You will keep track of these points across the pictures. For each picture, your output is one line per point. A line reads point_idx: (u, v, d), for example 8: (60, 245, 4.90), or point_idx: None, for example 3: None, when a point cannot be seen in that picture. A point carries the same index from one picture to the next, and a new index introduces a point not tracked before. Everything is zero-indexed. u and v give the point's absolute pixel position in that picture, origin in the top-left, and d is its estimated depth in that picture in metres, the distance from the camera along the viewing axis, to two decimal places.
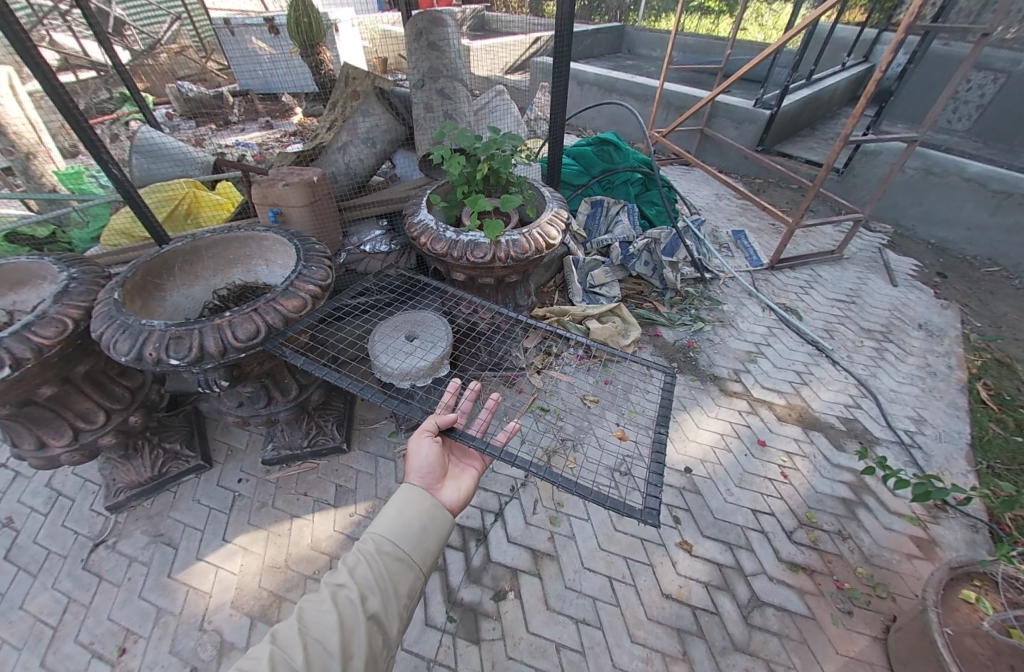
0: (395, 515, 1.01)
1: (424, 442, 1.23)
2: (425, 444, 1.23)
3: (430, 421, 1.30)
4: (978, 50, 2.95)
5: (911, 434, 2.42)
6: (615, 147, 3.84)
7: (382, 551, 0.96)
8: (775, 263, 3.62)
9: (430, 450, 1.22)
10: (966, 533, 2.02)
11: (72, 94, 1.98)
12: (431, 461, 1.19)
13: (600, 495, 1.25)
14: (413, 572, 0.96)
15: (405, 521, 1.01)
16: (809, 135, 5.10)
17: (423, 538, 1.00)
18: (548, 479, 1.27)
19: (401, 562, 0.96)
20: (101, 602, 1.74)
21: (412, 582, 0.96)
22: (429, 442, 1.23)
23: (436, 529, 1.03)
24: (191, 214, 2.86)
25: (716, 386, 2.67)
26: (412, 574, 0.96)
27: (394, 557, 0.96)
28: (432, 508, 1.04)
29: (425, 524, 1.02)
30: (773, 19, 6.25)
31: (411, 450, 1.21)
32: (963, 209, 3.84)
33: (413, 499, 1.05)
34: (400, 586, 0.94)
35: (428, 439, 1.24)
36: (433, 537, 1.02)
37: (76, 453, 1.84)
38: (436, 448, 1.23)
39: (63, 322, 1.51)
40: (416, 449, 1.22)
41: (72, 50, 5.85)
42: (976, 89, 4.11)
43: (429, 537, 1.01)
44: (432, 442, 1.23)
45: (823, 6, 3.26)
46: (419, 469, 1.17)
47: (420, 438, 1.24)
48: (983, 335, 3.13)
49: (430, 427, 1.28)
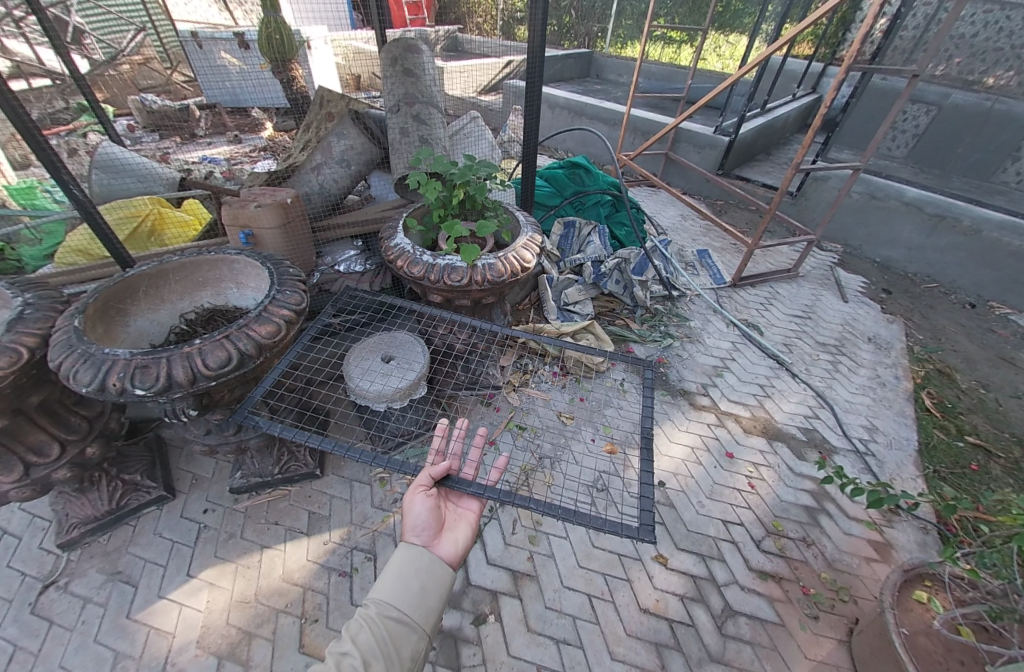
0: (395, 577, 1.07)
1: (418, 500, 1.26)
2: (417, 503, 1.26)
3: (425, 476, 1.35)
4: (910, 89, 3.24)
5: (864, 441, 2.58)
6: (585, 171, 3.99)
7: (384, 615, 1.00)
8: (737, 282, 3.82)
9: (425, 506, 1.25)
10: (917, 535, 2.16)
11: (26, 106, 1.89)
12: (426, 516, 1.23)
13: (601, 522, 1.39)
14: (415, 633, 1.00)
15: (404, 581, 1.06)
16: (765, 160, 5.45)
17: (424, 597, 1.06)
18: (550, 511, 1.41)
19: (403, 624, 1.00)
20: (51, 650, 1.62)
21: (415, 644, 0.99)
22: (423, 498, 1.27)
23: (435, 587, 1.09)
24: (155, 233, 2.76)
25: (686, 401, 2.77)
26: (415, 635, 1.00)
27: (397, 620, 1.00)
28: (430, 564, 1.11)
29: (425, 582, 1.08)
30: (729, 50, 6.63)
31: (407, 506, 1.25)
32: (903, 230, 4.17)
33: (411, 560, 1.11)
34: (403, 649, 0.97)
35: (420, 496, 1.27)
36: (433, 595, 1.07)
37: (27, 489, 1.73)
38: (430, 503, 1.27)
39: (17, 351, 1.43)
40: (410, 507, 1.25)
41: (24, 57, 5.60)
42: (911, 121, 4.46)
43: (428, 596, 1.06)
44: (424, 499, 1.27)
45: (776, 44, 3.42)
46: (415, 526, 1.20)
47: (415, 494, 1.28)
48: (926, 347, 3.39)
49: (426, 481, 1.32)
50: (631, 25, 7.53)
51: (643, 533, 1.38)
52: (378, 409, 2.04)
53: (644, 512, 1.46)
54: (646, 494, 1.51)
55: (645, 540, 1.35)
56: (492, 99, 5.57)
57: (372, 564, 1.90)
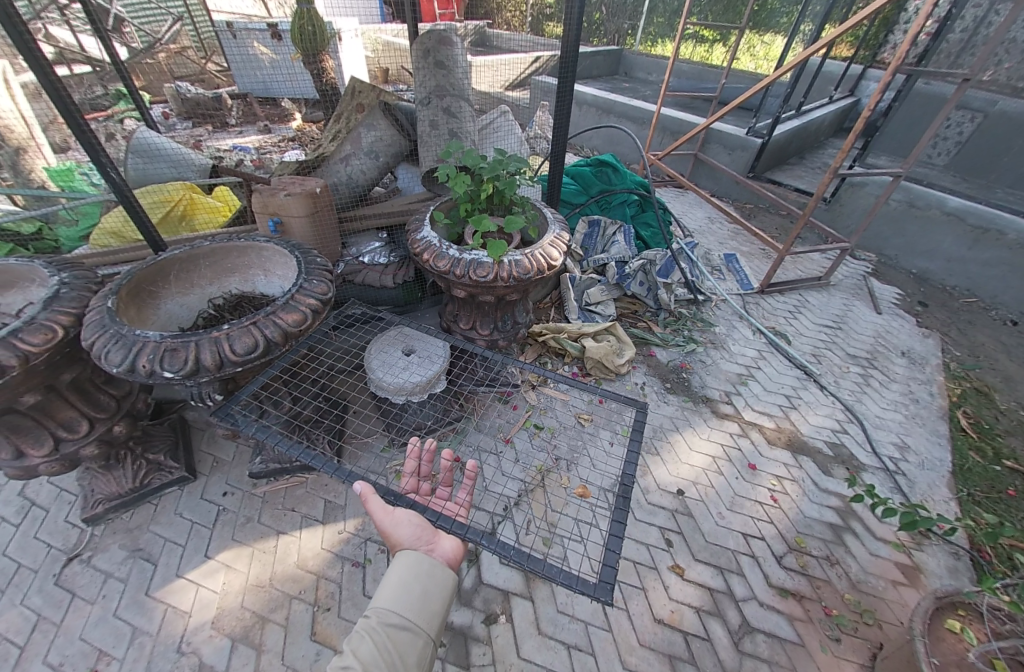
0: (397, 584, 1.06)
1: (400, 515, 1.22)
2: (400, 514, 1.22)
3: (374, 501, 1.20)
4: (960, 94, 3.03)
5: (895, 460, 2.48)
6: (613, 169, 3.93)
7: (385, 623, 0.98)
8: (765, 288, 3.71)
9: (412, 518, 1.22)
10: (949, 561, 2.06)
11: (69, 90, 1.91)
12: (417, 521, 1.21)
13: (553, 570, 1.19)
14: (420, 639, 1.00)
15: (406, 587, 1.05)
16: (798, 164, 5.28)
17: (427, 601, 1.05)
18: (501, 553, 1.20)
19: (407, 630, 0.99)
20: (73, 621, 1.67)
21: (420, 648, 0.98)
22: (407, 513, 1.23)
23: (438, 590, 1.08)
24: (186, 218, 2.81)
25: (708, 408, 2.71)
26: (420, 641, 0.99)
27: (399, 626, 0.99)
28: (431, 568, 1.09)
29: (427, 586, 1.07)
30: (764, 51, 6.47)
31: (388, 525, 1.19)
32: (942, 242, 3.99)
33: (410, 566, 1.09)
34: (408, 656, 0.96)
35: (399, 506, 1.24)
36: (436, 598, 1.07)
37: (56, 464, 1.77)
38: (415, 513, 1.24)
39: (53, 329, 1.47)
40: (393, 523, 1.20)
41: (67, 44, 5.79)
42: (955, 127, 4.24)
43: (432, 599, 1.06)
44: (407, 509, 1.24)
45: (816, 44, 3.20)
46: (407, 539, 1.18)
47: (390, 512, 1.21)
48: (963, 364, 3.23)
49: (381, 501, 1.20)
50: (662, 22, 7.38)
51: (600, 592, 1.16)
52: (397, 401, 2.04)
53: (607, 564, 1.24)
54: (611, 545, 1.28)
55: (600, 602, 1.11)
56: (519, 93, 5.53)
57: (385, 555, 1.90)
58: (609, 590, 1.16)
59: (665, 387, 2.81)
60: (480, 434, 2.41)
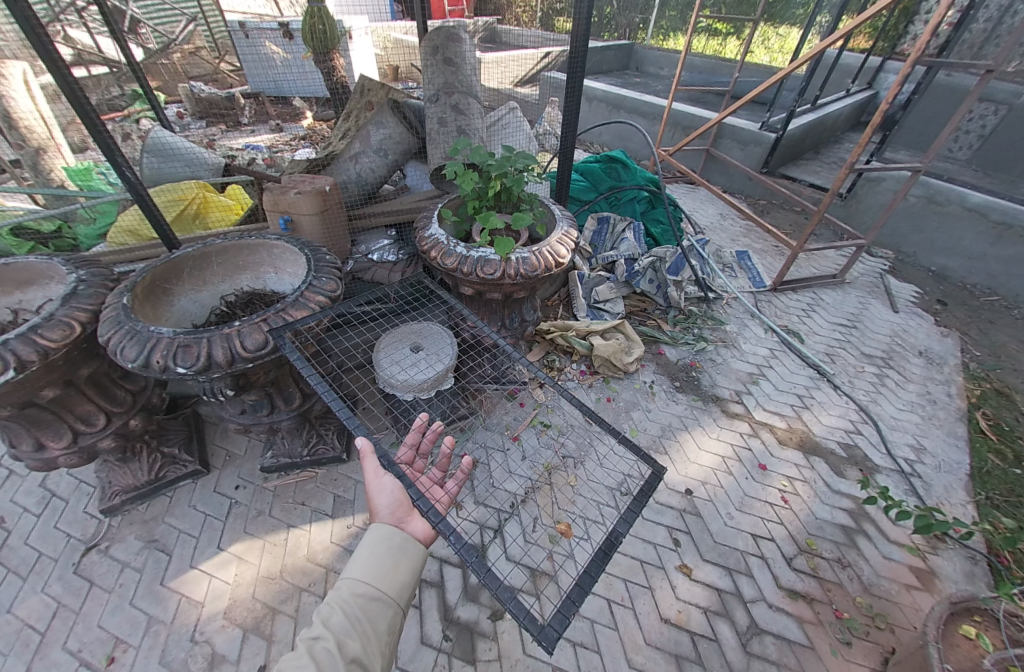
0: (366, 555, 1.06)
1: (386, 481, 1.23)
2: (387, 481, 1.24)
3: (370, 460, 1.27)
4: (982, 86, 2.91)
5: (911, 462, 2.42)
6: (622, 165, 3.90)
7: (356, 594, 1.00)
8: (778, 285, 3.66)
9: (394, 487, 1.23)
10: (965, 565, 2.01)
11: (86, 91, 1.94)
12: (397, 495, 1.21)
13: (507, 591, 1.05)
14: (391, 608, 1.01)
15: (376, 559, 1.06)
16: (814, 159, 5.17)
17: (398, 572, 1.06)
18: (462, 557, 1.09)
19: (378, 601, 1.00)
20: (91, 609, 1.72)
21: (391, 618, 1.00)
22: (391, 481, 1.24)
23: (410, 563, 1.08)
24: (200, 217, 2.86)
25: (718, 407, 2.67)
26: (390, 610, 1.01)
27: (369, 597, 1.00)
28: (402, 542, 1.09)
29: (399, 558, 1.07)
30: (779, 42, 6.31)
31: (372, 491, 1.22)
32: (963, 238, 3.89)
33: (381, 537, 1.09)
34: (379, 624, 0.98)
35: (388, 474, 1.26)
36: (407, 570, 1.07)
37: (74, 456, 1.82)
38: (396, 483, 1.24)
39: (71, 325, 1.51)
40: (378, 488, 1.22)
41: (85, 45, 5.91)
42: (977, 119, 4.04)
43: (403, 571, 1.06)
44: (394, 478, 1.25)
45: (832, 37, 3.08)
46: (385, 508, 1.18)
47: (380, 475, 1.26)
48: (983, 364, 3.15)
49: (376, 463, 1.27)
50: (674, 15, 7.25)
51: (543, 637, 1.00)
52: (404, 398, 2.06)
53: (561, 612, 1.06)
54: (584, 576, 1.12)
55: (539, 648, 0.96)
56: (529, 89, 5.49)
57: None
58: (554, 639, 1.00)
59: (674, 386, 2.79)
60: (489, 430, 2.42)
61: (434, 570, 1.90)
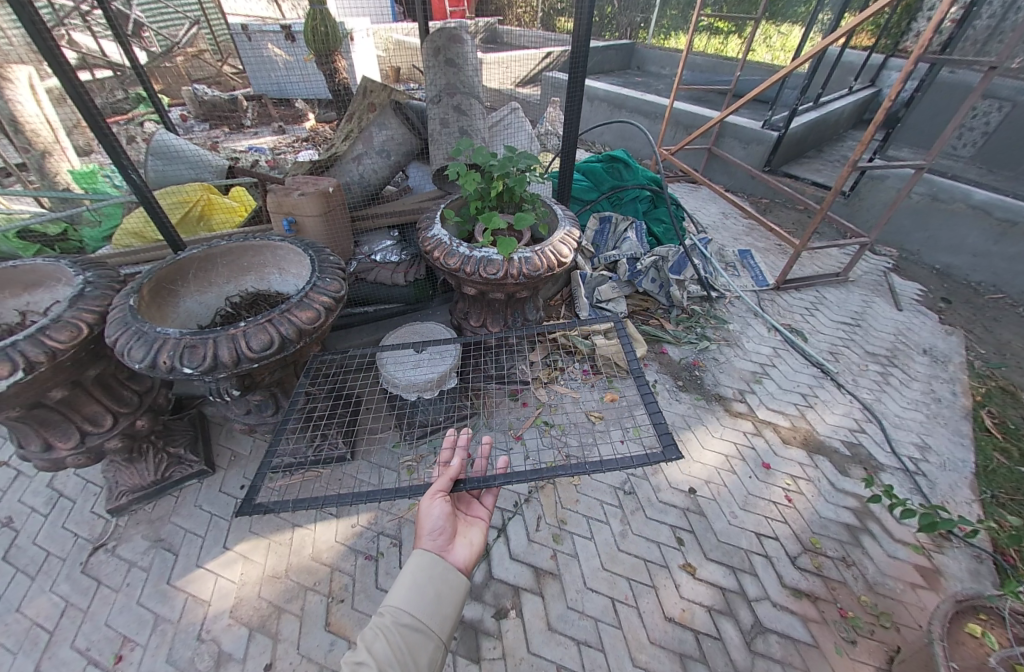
0: (410, 584, 1.08)
1: (436, 504, 1.26)
2: (437, 506, 1.26)
3: (439, 479, 1.33)
4: (985, 83, 2.88)
5: (915, 461, 2.41)
6: (625, 165, 3.90)
7: (399, 623, 1.01)
8: (781, 284, 3.65)
9: (442, 512, 1.25)
10: (970, 563, 2.00)
11: (92, 93, 1.95)
12: (442, 521, 1.23)
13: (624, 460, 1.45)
14: (432, 641, 1.01)
15: (420, 588, 1.07)
16: (816, 157, 5.15)
17: (439, 604, 1.06)
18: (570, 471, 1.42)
19: (419, 632, 1.01)
20: (98, 608, 1.73)
21: (431, 651, 1.00)
22: (441, 504, 1.27)
23: (451, 594, 1.09)
24: (203, 218, 2.89)
25: (721, 406, 2.67)
26: (431, 643, 1.01)
27: (411, 627, 1.01)
28: (443, 572, 1.11)
29: (440, 588, 1.08)
30: (781, 41, 6.29)
31: (422, 512, 1.25)
32: (968, 236, 3.86)
33: (426, 566, 1.11)
34: (420, 657, 0.98)
35: (441, 499, 1.28)
36: (449, 602, 1.08)
37: (82, 457, 1.84)
38: (446, 508, 1.27)
39: (78, 327, 1.52)
40: (427, 511, 1.25)
41: (90, 49, 5.98)
42: (981, 117, 4.04)
43: (445, 603, 1.07)
44: (443, 504, 1.27)
45: (834, 35, 3.06)
46: (430, 531, 1.21)
47: (433, 498, 1.28)
48: (988, 362, 3.13)
49: (442, 485, 1.31)
50: (676, 14, 7.25)
51: (670, 451, 1.45)
52: (408, 398, 2.07)
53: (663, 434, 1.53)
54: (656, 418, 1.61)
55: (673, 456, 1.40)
56: (529, 90, 5.51)
57: (397, 549, 1.93)
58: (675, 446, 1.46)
59: (677, 385, 2.79)
60: (491, 430, 2.42)
61: None
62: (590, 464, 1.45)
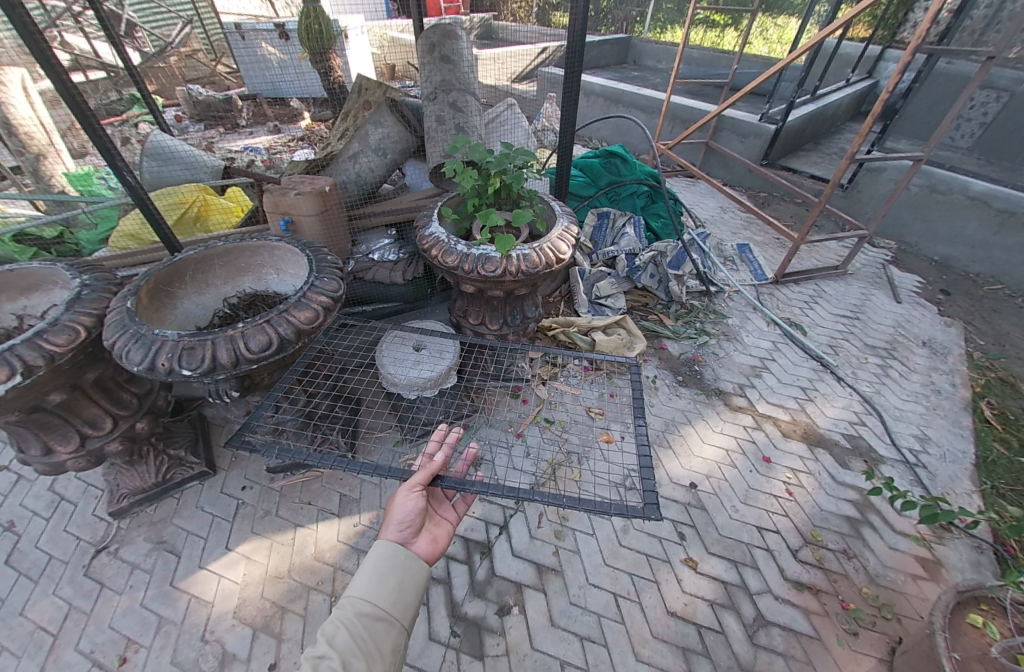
0: (371, 574, 1.07)
1: (411, 497, 1.26)
2: (410, 499, 1.25)
3: (419, 472, 1.32)
4: (983, 73, 2.85)
5: (915, 452, 2.42)
6: (622, 160, 3.88)
7: (360, 613, 0.99)
8: (780, 277, 3.64)
9: (414, 505, 1.25)
10: (971, 554, 2.01)
11: (85, 96, 1.94)
12: (413, 513, 1.23)
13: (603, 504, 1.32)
14: (395, 628, 1.01)
15: (382, 577, 1.07)
16: (813, 150, 5.14)
17: (401, 593, 1.06)
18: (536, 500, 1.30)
19: (382, 621, 1.00)
20: (102, 610, 1.73)
21: (395, 638, 1.00)
22: (416, 497, 1.26)
23: (413, 582, 1.09)
24: (201, 219, 2.87)
25: (721, 401, 2.67)
26: (394, 631, 1.00)
27: (373, 617, 1.00)
28: (406, 560, 1.11)
29: (402, 577, 1.08)
30: (777, 34, 6.29)
31: (395, 501, 1.25)
32: (966, 227, 3.86)
33: (387, 556, 1.10)
34: (382, 644, 0.98)
35: (418, 493, 1.28)
36: (411, 590, 1.08)
37: (82, 460, 1.84)
38: (421, 503, 1.26)
39: (76, 330, 1.52)
40: (400, 503, 1.24)
41: (82, 50, 5.95)
42: (979, 107, 4.04)
43: (407, 591, 1.07)
44: (418, 498, 1.26)
45: (830, 26, 2.99)
46: (399, 521, 1.20)
47: (410, 490, 1.27)
48: (987, 353, 3.13)
49: (419, 479, 1.30)
50: (671, 8, 7.24)
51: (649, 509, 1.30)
52: (408, 397, 2.07)
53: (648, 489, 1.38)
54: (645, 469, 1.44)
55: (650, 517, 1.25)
56: (525, 86, 5.49)
57: None
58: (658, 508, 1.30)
59: (677, 380, 2.79)
60: (491, 428, 2.42)
61: (440, 566, 1.90)
62: (568, 500, 1.29)
